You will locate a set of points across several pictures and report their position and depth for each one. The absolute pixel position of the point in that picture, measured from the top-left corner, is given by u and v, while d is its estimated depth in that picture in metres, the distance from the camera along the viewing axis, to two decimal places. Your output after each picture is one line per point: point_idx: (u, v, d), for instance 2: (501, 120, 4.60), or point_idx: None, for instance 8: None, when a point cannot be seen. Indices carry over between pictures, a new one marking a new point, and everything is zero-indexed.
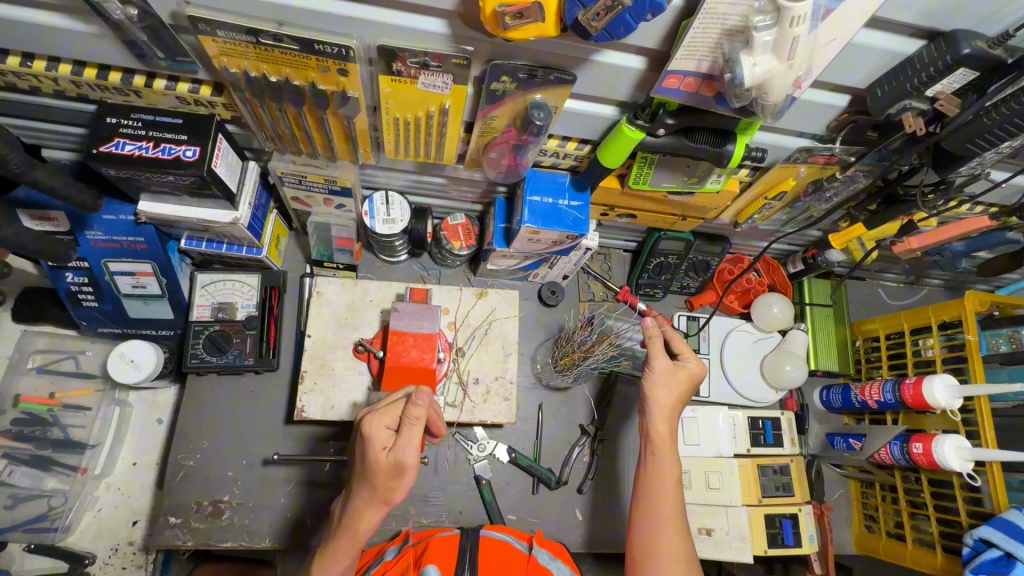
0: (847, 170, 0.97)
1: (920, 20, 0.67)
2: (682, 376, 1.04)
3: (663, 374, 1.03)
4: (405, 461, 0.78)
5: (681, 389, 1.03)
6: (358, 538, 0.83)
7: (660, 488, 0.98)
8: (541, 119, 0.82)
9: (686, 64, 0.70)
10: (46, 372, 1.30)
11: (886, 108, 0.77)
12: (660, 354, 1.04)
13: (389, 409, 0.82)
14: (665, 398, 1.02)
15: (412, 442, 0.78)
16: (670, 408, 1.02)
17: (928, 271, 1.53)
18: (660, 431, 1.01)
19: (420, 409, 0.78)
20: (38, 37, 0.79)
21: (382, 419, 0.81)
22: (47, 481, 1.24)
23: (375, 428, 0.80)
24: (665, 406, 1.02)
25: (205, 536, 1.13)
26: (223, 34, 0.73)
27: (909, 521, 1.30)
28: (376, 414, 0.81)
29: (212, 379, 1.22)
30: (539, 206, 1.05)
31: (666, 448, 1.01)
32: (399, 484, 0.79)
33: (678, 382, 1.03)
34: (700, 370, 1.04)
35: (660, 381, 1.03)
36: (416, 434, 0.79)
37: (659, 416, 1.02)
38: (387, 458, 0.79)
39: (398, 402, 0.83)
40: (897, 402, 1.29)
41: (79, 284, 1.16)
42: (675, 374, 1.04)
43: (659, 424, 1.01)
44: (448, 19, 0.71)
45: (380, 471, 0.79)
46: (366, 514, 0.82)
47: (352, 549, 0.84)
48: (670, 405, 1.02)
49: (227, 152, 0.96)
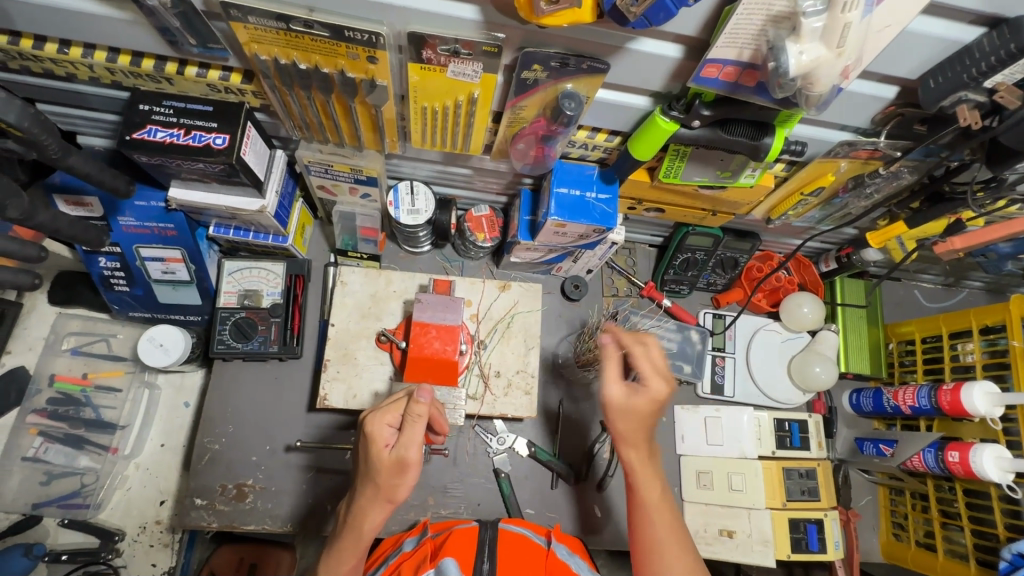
0: (891, 166, 0.93)
1: (984, 5, 0.62)
2: (642, 402, 0.88)
3: (619, 403, 0.89)
4: (409, 458, 0.79)
5: (647, 415, 0.89)
6: (363, 537, 0.83)
7: (650, 532, 0.89)
8: (572, 109, 0.81)
9: (726, 52, 0.67)
10: (79, 353, 1.34)
11: (939, 100, 0.72)
12: (613, 379, 0.90)
13: (392, 408, 0.82)
14: (633, 429, 0.90)
15: (414, 440, 0.79)
16: (639, 440, 0.91)
17: (969, 273, 1.46)
18: (633, 460, 0.92)
19: (422, 408, 0.78)
20: (74, 23, 0.79)
21: (385, 418, 0.81)
22: (80, 460, 1.28)
23: (378, 426, 0.81)
24: (631, 439, 0.91)
25: (229, 519, 1.15)
26: (253, 20, 0.73)
27: (940, 531, 1.25)
28: (378, 413, 0.82)
29: (238, 365, 1.24)
30: (566, 199, 1.03)
31: (636, 443, 0.92)
32: (403, 481, 0.80)
33: (636, 407, 0.88)
34: (665, 392, 0.88)
35: (614, 412, 0.90)
36: (419, 433, 0.79)
37: (630, 449, 0.92)
38: (389, 456, 0.79)
39: (401, 400, 0.84)
40: (932, 409, 1.24)
41: (112, 268, 1.19)
42: (632, 401, 0.89)
43: (632, 456, 0.92)
44: (480, 4, 0.69)
45: (383, 469, 0.80)
46: (369, 513, 0.82)
47: (356, 549, 0.83)
48: (638, 438, 0.91)
49: (255, 140, 0.97)
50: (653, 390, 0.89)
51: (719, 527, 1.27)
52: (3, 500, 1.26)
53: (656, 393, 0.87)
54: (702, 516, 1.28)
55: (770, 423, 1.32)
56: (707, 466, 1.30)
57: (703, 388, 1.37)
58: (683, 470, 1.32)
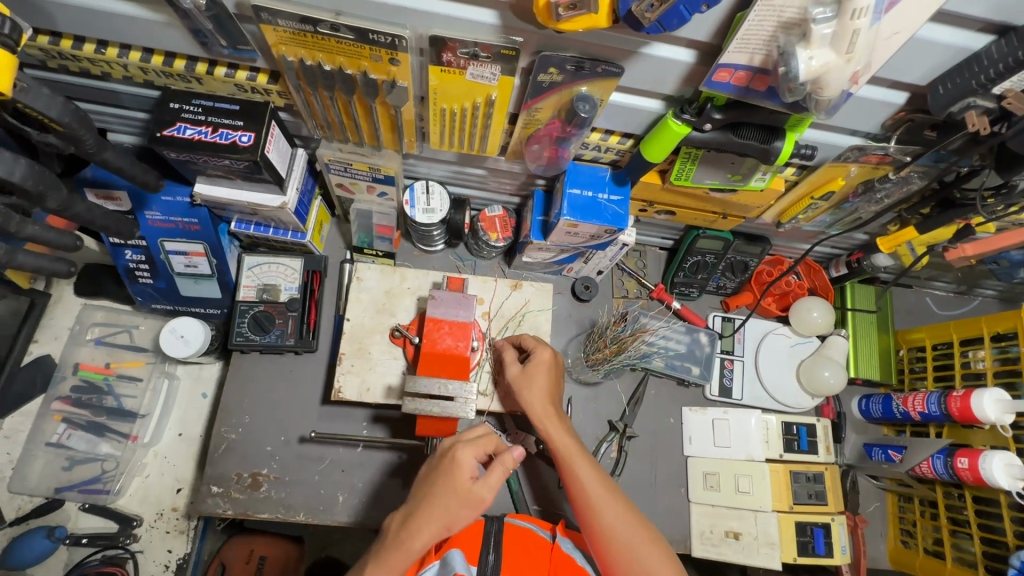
0: (900, 171, 0.94)
1: (993, 14, 0.64)
2: (538, 370, 1.02)
3: (522, 377, 1.02)
4: (484, 497, 0.83)
5: (549, 381, 1.02)
6: (412, 554, 0.82)
7: (589, 497, 0.92)
8: (586, 112, 0.83)
9: (738, 57, 0.69)
10: (103, 343, 1.38)
11: (948, 106, 0.74)
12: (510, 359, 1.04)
13: (478, 443, 0.87)
14: (543, 399, 1.00)
15: (493, 483, 0.84)
16: (551, 409, 0.99)
17: (981, 280, 1.46)
18: (555, 433, 0.98)
19: (514, 460, 0.86)
20: (112, 25, 0.83)
21: (471, 450, 0.86)
22: (101, 446, 1.32)
23: (466, 455, 0.86)
24: (544, 408, 0.99)
25: (244, 507, 1.17)
26: (283, 23, 0.76)
27: (949, 539, 1.25)
28: (468, 444, 0.87)
29: (256, 357, 1.27)
30: (579, 199, 1.05)
31: (552, 423, 0.98)
32: (471, 515, 0.83)
33: (527, 372, 1.02)
34: (548, 354, 1.03)
35: (529, 386, 1.00)
36: (499, 477, 0.85)
37: (549, 422, 0.98)
38: (472, 490, 0.84)
39: (485, 436, 0.89)
40: (942, 415, 1.24)
41: (137, 261, 1.23)
42: (530, 371, 1.02)
43: (552, 428, 0.98)
44: (500, 10, 0.72)
45: (460, 502, 0.83)
46: (423, 532, 0.82)
47: (403, 566, 0.82)
48: (546, 409, 0.99)
49: (278, 139, 1.00)
50: (542, 357, 1.03)
51: (726, 529, 1.27)
52: (28, 484, 1.30)
53: (542, 355, 1.02)
54: (709, 517, 1.28)
55: (777, 426, 1.33)
56: (714, 468, 1.30)
57: (711, 390, 1.38)
58: (690, 471, 1.31)
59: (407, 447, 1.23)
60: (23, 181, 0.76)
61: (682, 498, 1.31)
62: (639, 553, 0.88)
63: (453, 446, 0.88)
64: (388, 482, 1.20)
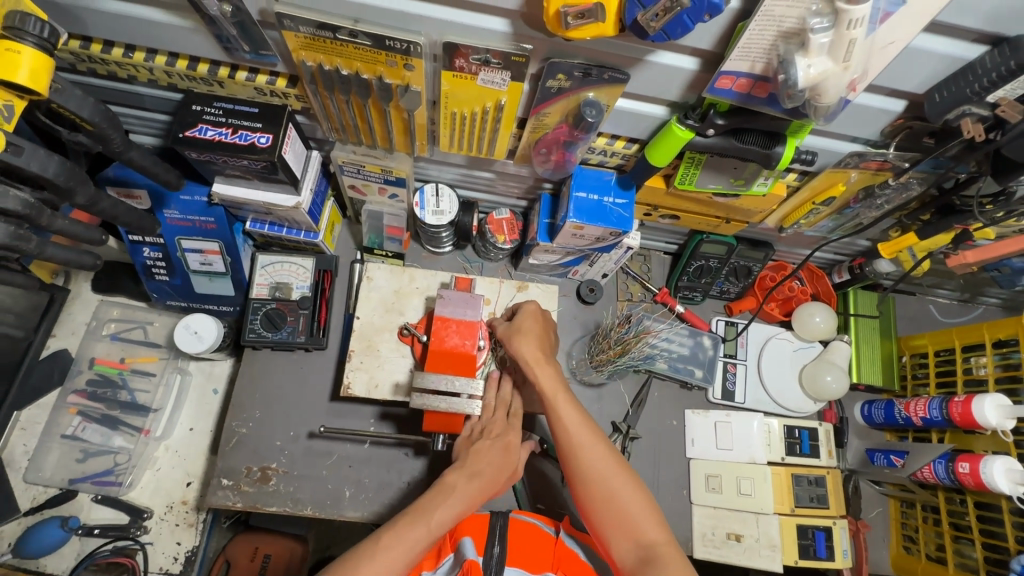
0: (900, 177, 0.96)
1: (986, 25, 0.66)
2: (527, 322, 1.07)
3: (511, 331, 1.06)
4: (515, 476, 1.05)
5: (535, 330, 1.06)
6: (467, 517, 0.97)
7: (571, 438, 0.96)
8: (593, 117, 0.86)
9: (739, 65, 0.72)
10: (118, 339, 1.42)
11: (944, 113, 0.76)
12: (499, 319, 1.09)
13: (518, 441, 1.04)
14: (531, 347, 1.03)
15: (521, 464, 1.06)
16: (541, 356, 1.03)
17: (984, 288, 1.47)
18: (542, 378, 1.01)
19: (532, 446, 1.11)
20: (141, 30, 0.87)
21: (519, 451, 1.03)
22: (114, 439, 1.35)
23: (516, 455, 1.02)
24: (533, 355, 1.02)
25: (253, 499, 1.18)
26: (304, 29, 0.79)
27: (952, 545, 1.25)
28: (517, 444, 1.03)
29: (267, 353, 1.30)
30: (585, 203, 1.08)
31: (540, 366, 1.02)
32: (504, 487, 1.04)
33: (518, 325, 1.06)
34: (537, 309, 1.09)
35: (518, 336, 1.04)
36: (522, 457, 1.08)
37: (537, 368, 1.01)
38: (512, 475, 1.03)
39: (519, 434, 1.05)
40: (943, 420, 1.25)
41: (154, 258, 1.27)
42: (520, 324, 1.07)
43: (540, 372, 1.01)
44: (511, 18, 0.75)
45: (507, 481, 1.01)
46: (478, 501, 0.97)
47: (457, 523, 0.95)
48: (535, 356, 1.02)
49: (295, 141, 1.04)
50: (531, 312, 1.09)
51: (728, 532, 1.28)
52: (42, 475, 1.33)
53: (533, 311, 1.08)
54: (711, 519, 1.29)
55: (780, 429, 1.34)
56: (716, 470, 1.32)
57: (714, 393, 1.40)
58: (692, 473, 1.33)
59: (413, 444, 1.25)
60: (54, 177, 0.80)
61: (684, 500, 1.32)
62: (617, 492, 0.93)
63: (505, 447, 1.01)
64: (394, 478, 1.23)
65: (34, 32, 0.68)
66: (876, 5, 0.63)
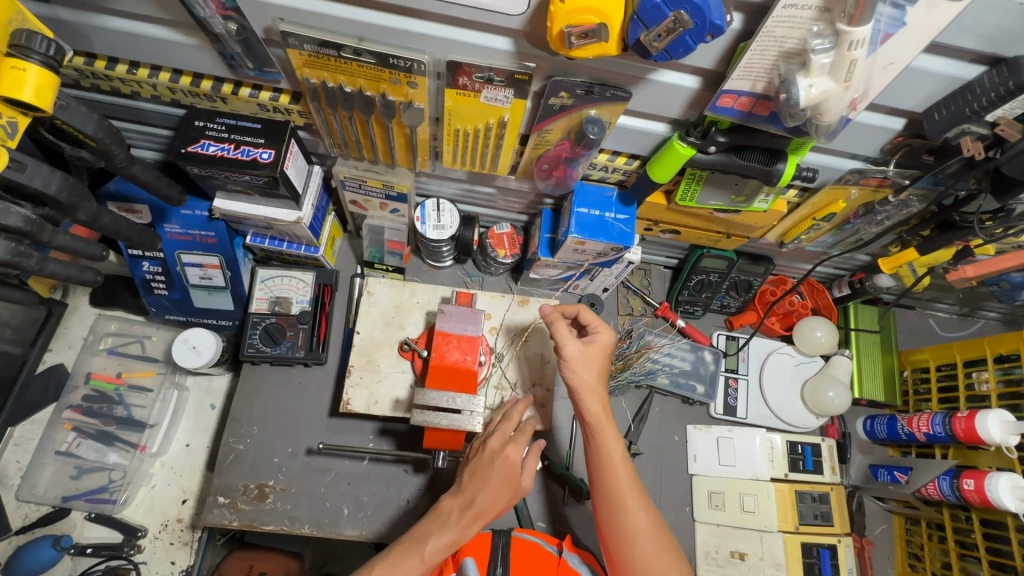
0: (900, 194, 0.97)
1: (983, 46, 0.67)
2: (595, 349, 0.99)
3: (579, 355, 0.97)
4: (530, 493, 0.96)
5: (600, 361, 0.99)
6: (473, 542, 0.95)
7: (616, 484, 0.91)
8: (595, 134, 0.86)
9: (741, 84, 0.73)
10: (115, 353, 1.41)
11: (943, 132, 0.77)
12: (569, 335, 0.98)
13: (517, 458, 0.93)
14: (594, 378, 0.97)
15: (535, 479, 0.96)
16: (600, 389, 0.97)
17: (983, 302, 1.47)
18: (599, 412, 0.95)
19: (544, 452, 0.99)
20: (145, 48, 0.88)
21: (519, 471, 0.93)
22: (109, 455, 1.34)
23: (515, 478, 0.92)
24: (595, 388, 0.97)
25: (250, 518, 1.16)
26: (309, 47, 0.80)
27: (958, 563, 1.23)
28: (513, 466, 0.92)
29: (266, 368, 1.29)
30: (586, 218, 1.08)
31: (594, 397, 0.96)
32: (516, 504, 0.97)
33: (587, 351, 0.98)
34: (610, 339, 1.01)
35: (583, 363, 0.97)
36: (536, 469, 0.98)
37: (595, 400, 0.96)
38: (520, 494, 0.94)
39: (520, 448, 0.94)
40: (947, 436, 1.24)
41: (153, 272, 1.26)
42: (589, 351, 0.99)
43: (598, 407, 0.96)
44: (514, 37, 0.76)
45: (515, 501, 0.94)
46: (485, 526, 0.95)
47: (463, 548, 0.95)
48: (596, 388, 0.97)
49: (297, 156, 1.04)
50: (600, 338, 1.00)
51: (732, 549, 1.26)
52: (35, 492, 1.31)
53: (605, 341, 0.99)
54: (714, 537, 1.28)
55: (782, 445, 1.33)
56: (719, 486, 1.31)
57: (716, 408, 1.39)
58: (695, 489, 1.32)
59: (413, 460, 1.24)
60: (56, 194, 0.80)
61: (687, 517, 1.30)
62: (657, 556, 0.88)
63: (502, 470, 0.92)
64: (394, 494, 1.21)
65: (40, 51, 0.68)
66: (876, 27, 0.63)
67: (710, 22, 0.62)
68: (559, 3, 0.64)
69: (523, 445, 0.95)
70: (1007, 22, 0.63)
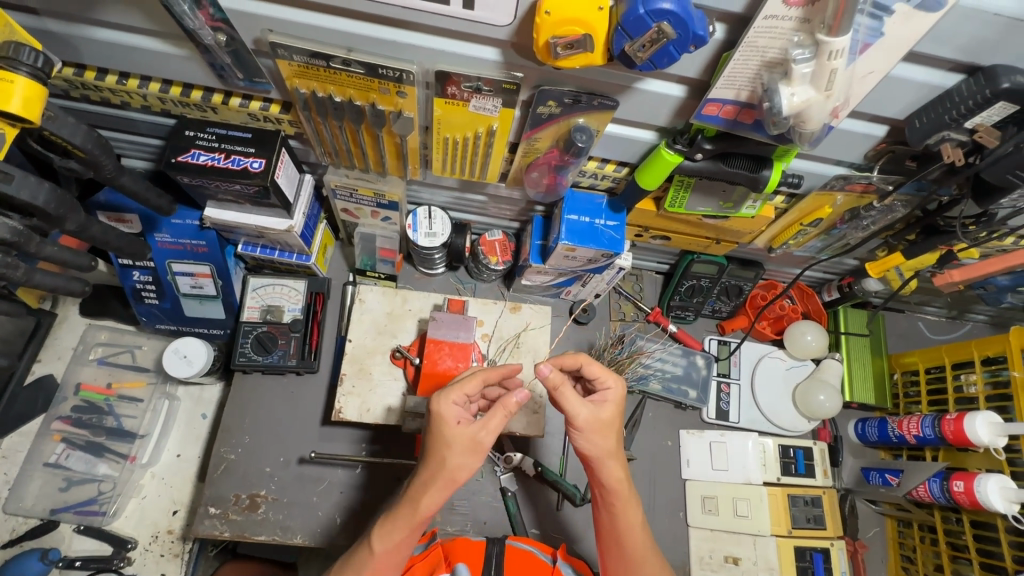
0: (885, 200, 0.98)
1: (961, 55, 0.69)
2: (608, 412, 0.87)
3: (593, 421, 0.86)
4: (482, 440, 0.81)
5: (613, 422, 0.88)
6: (419, 514, 0.83)
7: (631, 549, 0.91)
8: (583, 142, 0.87)
9: (725, 93, 0.74)
10: (105, 363, 1.40)
11: (924, 139, 0.78)
12: (579, 401, 0.85)
13: (458, 388, 0.84)
14: (611, 444, 0.87)
15: (491, 425, 0.81)
16: (618, 453, 0.88)
17: (971, 305, 1.49)
18: (617, 479, 0.88)
19: (514, 404, 0.82)
20: (134, 58, 0.88)
21: (453, 396, 0.82)
22: (99, 467, 1.32)
23: (447, 404, 0.82)
24: (613, 455, 0.87)
25: (241, 528, 1.16)
26: (298, 58, 0.81)
27: (949, 565, 1.24)
28: (444, 393, 0.83)
29: (257, 377, 1.28)
30: (576, 225, 1.09)
31: (613, 464, 0.87)
32: (471, 462, 0.81)
33: (600, 417, 0.86)
34: (619, 392, 0.90)
35: (598, 432, 0.86)
36: (498, 420, 0.82)
37: (613, 468, 0.88)
38: (463, 434, 0.80)
39: (466, 382, 0.85)
40: (936, 438, 1.25)
41: (144, 282, 1.26)
42: (601, 413, 0.87)
43: (616, 474, 0.88)
44: (501, 47, 0.77)
45: (456, 446, 0.80)
46: (429, 492, 0.81)
47: (411, 523, 0.83)
48: (614, 454, 0.87)
49: (287, 164, 1.04)
50: (610, 396, 0.89)
51: (725, 554, 1.27)
52: (23, 505, 1.29)
53: (616, 395, 0.89)
54: (708, 542, 1.28)
55: (775, 449, 1.33)
56: (712, 491, 1.31)
57: (708, 413, 1.39)
58: (688, 494, 1.32)
59: (406, 469, 1.23)
60: (45, 205, 0.80)
61: (681, 522, 1.30)
62: None
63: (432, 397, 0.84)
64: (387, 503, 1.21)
65: (28, 63, 0.68)
66: (855, 37, 0.64)
67: (693, 33, 0.63)
68: (544, 14, 0.65)
69: (474, 380, 0.85)
70: (983, 32, 0.64)
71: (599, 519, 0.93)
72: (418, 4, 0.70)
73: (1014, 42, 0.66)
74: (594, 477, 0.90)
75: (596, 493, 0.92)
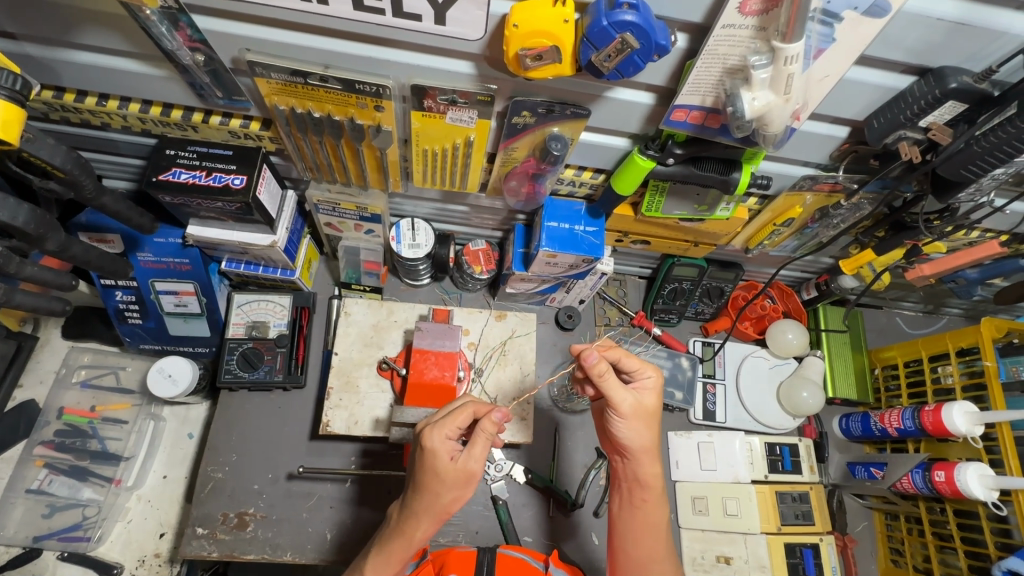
0: (852, 198, 1.02)
1: (910, 57, 0.72)
2: (649, 399, 0.89)
3: (635, 409, 0.87)
4: (472, 469, 0.80)
5: (653, 410, 0.89)
6: (413, 543, 0.84)
7: (647, 548, 0.92)
8: (558, 150, 0.90)
9: (691, 99, 0.77)
10: (89, 386, 1.39)
11: (883, 137, 0.82)
12: (622, 388, 0.86)
13: (449, 420, 0.81)
14: (649, 436, 0.89)
15: (479, 454, 0.81)
16: (653, 447, 0.91)
17: (945, 299, 1.54)
18: (652, 473, 0.91)
19: (495, 425, 0.81)
20: (110, 80, 0.90)
21: (444, 431, 0.80)
22: (83, 491, 1.30)
23: (437, 439, 0.80)
24: (652, 449, 0.90)
25: (229, 548, 1.14)
26: (275, 75, 0.82)
27: (937, 555, 1.26)
28: (434, 426, 0.81)
29: (244, 394, 1.28)
30: (556, 231, 1.10)
31: (646, 456, 0.90)
32: (460, 494, 0.81)
33: (643, 404, 0.88)
34: (655, 384, 0.90)
35: (641, 419, 0.87)
36: (482, 446, 0.81)
37: (649, 461, 0.90)
38: (453, 468, 0.80)
39: (458, 413, 0.82)
40: (917, 429, 1.27)
41: (127, 302, 1.25)
42: (641, 402, 0.88)
43: (651, 469, 0.91)
44: (474, 61, 0.79)
45: (448, 480, 0.80)
46: (421, 525, 0.82)
47: (404, 553, 0.85)
48: (648, 448, 0.90)
49: (269, 180, 1.05)
50: (650, 384, 0.90)
51: (717, 554, 1.28)
52: (5, 533, 1.26)
53: (653, 387, 0.90)
54: (699, 542, 1.29)
55: (761, 447, 1.34)
56: (702, 490, 1.32)
57: (695, 414, 1.41)
58: (679, 495, 1.33)
59: (397, 481, 1.23)
60: (24, 225, 0.81)
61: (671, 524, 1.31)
62: None
63: (422, 430, 0.82)
64: (377, 517, 1.20)
65: (6, 86, 0.69)
66: (809, 43, 0.68)
67: (656, 42, 0.66)
68: (513, 28, 0.68)
69: (465, 411, 0.82)
70: (929, 35, 0.68)
71: (620, 522, 0.94)
72: (392, 21, 0.73)
73: (958, 44, 0.70)
74: (630, 470, 0.93)
75: (625, 487, 0.95)
